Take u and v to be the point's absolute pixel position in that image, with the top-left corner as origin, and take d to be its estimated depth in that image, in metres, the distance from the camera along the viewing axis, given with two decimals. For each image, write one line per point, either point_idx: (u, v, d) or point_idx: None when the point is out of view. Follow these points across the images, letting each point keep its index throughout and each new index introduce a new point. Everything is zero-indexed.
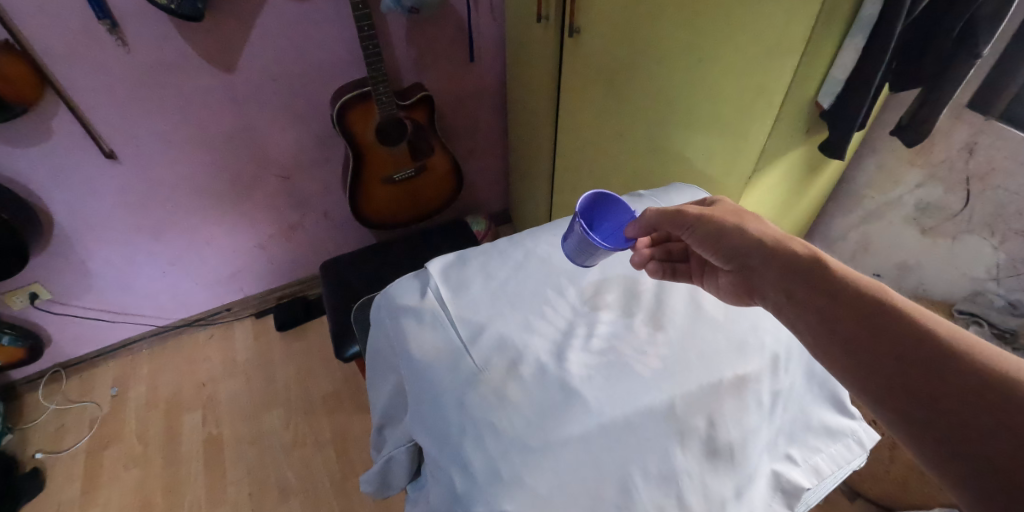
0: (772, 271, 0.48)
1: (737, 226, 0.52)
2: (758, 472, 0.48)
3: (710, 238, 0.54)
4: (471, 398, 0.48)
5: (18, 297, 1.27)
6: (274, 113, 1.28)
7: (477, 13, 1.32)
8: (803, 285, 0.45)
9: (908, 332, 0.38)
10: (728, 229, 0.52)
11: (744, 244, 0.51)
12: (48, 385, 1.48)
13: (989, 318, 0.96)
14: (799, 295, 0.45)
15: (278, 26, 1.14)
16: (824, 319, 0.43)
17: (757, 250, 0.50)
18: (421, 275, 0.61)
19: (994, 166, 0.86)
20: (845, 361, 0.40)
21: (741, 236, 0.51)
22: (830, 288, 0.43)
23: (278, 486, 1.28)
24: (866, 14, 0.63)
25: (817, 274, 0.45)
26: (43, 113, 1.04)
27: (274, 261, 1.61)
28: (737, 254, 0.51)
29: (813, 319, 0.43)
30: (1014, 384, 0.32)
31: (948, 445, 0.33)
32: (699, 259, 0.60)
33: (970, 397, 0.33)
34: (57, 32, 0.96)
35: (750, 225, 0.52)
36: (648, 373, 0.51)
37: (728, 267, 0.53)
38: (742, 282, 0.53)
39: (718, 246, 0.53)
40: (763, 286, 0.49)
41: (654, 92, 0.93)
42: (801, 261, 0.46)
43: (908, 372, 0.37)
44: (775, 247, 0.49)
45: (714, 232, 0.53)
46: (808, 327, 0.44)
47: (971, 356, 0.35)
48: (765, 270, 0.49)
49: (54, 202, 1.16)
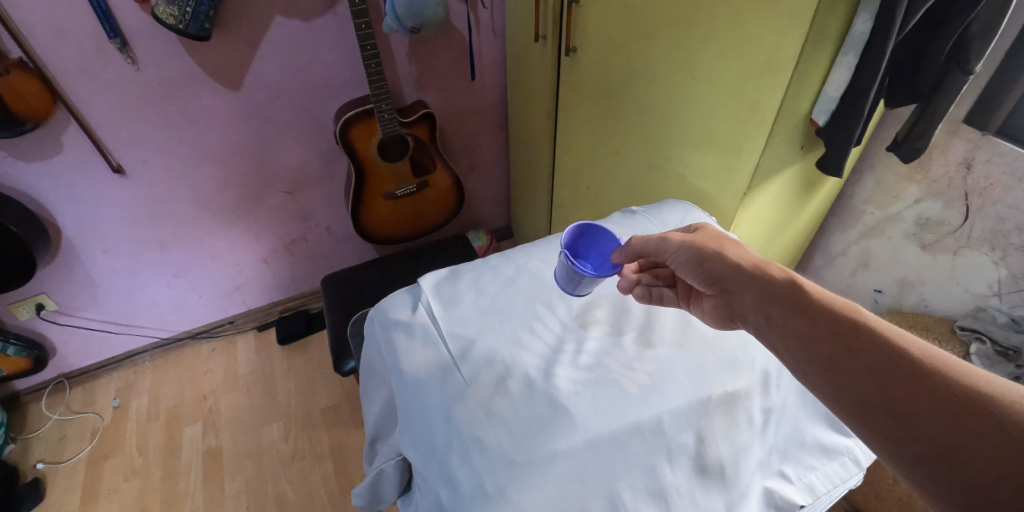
0: (750, 293, 0.48)
1: (717, 251, 0.52)
2: (750, 491, 0.48)
3: (693, 262, 0.54)
4: (459, 412, 0.48)
5: (24, 308, 1.29)
6: (279, 129, 1.30)
7: (478, 32, 1.35)
8: (784, 306, 0.45)
9: (882, 352, 0.38)
10: (708, 253, 0.53)
11: (724, 267, 0.51)
12: (52, 395, 1.49)
13: (991, 334, 0.91)
14: (776, 317, 0.45)
15: (284, 45, 1.17)
16: (802, 339, 0.43)
17: (738, 274, 0.50)
18: (413, 290, 0.62)
19: (993, 181, 0.85)
20: (823, 380, 0.40)
21: (722, 259, 0.51)
22: (809, 310, 0.43)
23: (276, 499, 1.28)
24: (857, 32, 0.64)
25: (795, 298, 0.45)
26: (53, 128, 1.06)
27: (278, 275, 1.63)
28: (717, 278, 0.51)
29: (794, 341, 0.43)
30: (996, 408, 0.33)
31: (933, 465, 0.33)
32: (686, 285, 0.59)
33: (951, 415, 0.33)
34: (69, 51, 0.99)
35: (730, 250, 0.52)
36: (636, 389, 0.51)
37: (711, 291, 0.53)
38: (724, 306, 0.52)
39: (699, 269, 0.53)
40: (744, 310, 0.49)
41: (650, 110, 0.94)
42: (781, 283, 0.47)
43: (887, 391, 0.37)
44: (754, 271, 0.49)
45: (696, 257, 0.54)
46: (788, 349, 0.44)
47: (947, 376, 0.35)
48: (743, 293, 0.49)
49: (62, 215, 1.19)
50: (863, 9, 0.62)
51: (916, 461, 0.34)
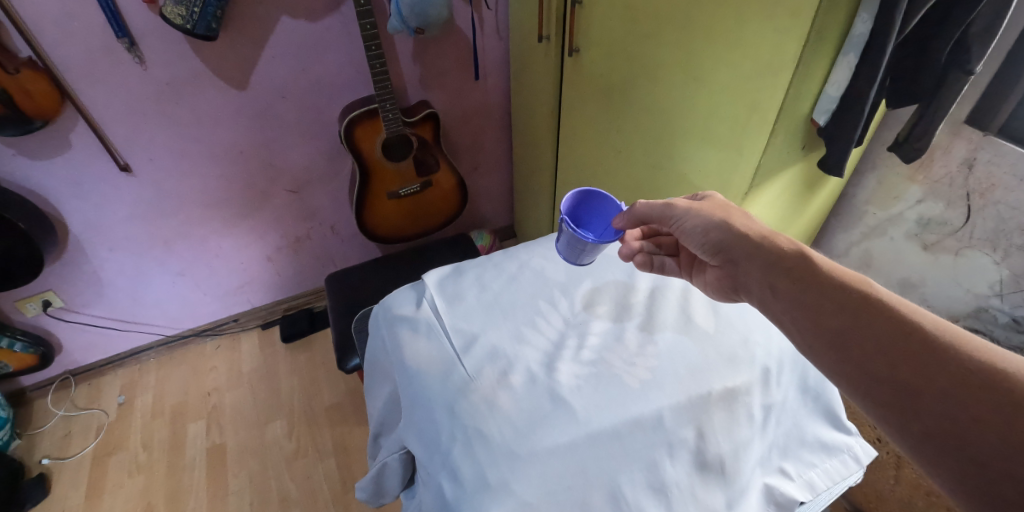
0: (756, 265, 0.50)
1: (725, 221, 0.54)
2: (749, 486, 0.48)
3: (700, 232, 0.55)
4: (462, 406, 0.49)
5: (32, 305, 1.30)
6: (285, 128, 1.31)
7: (483, 32, 1.36)
8: (792, 279, 0.46)
9: (893, 326, 0.39)
10: (716, 222, 0.54)
11: (731, 239, 0.53)
12: (57, 391, 1.50)
13: (992, 334, 0.92)
14: (781, 288, 0.47)
15: (290, 45, 1.18)
16: (807, 312, 0.44)
17: (744, 246, 0.51)
18: (416, 286, 0.63)
19: (994, 182, 0.85)
20: (828, 352, 0.41)
21: (734, 229, 0.53)
22: (815, 282, 0.45)
23: (278, 496, 1.29)
24: (857, 33, 0.64)
25: (802, 270, 0.46)
26: (61, 126, 1.08)
27: (282, 273, 1.64)
28: (722, 248, 0.53)
29: (798, 313, 0.45)
30: (1008, 381, 0.33)
31: (939, 439, 0.34)
32: (688, 254, 0.63)
33: (959, 388, 0.34)
34: (78, 50, 1.00)
35: (737, 220, 0.54)
36: (637, 384, 0.51)
37: (714, 262, 0.55)
38: (728, 277, 0.55)
39: (705, 238, 0.55)
40: (749, 282, 0.51)
41: (653, 110, 0.94)
42: (785, 257, 0.48)
43: (893, 363, 0.37)
44: (761, 242, 0.50)
45: (702, 225, 0.55)
46: (792, 321, 0.45)
47: (955, 350, 0.36)
48: (750, 265, 0.50)
49: (70, 213, 1.20)
50: (862, 10, 0.63)
51: (922, 436, 0.35)
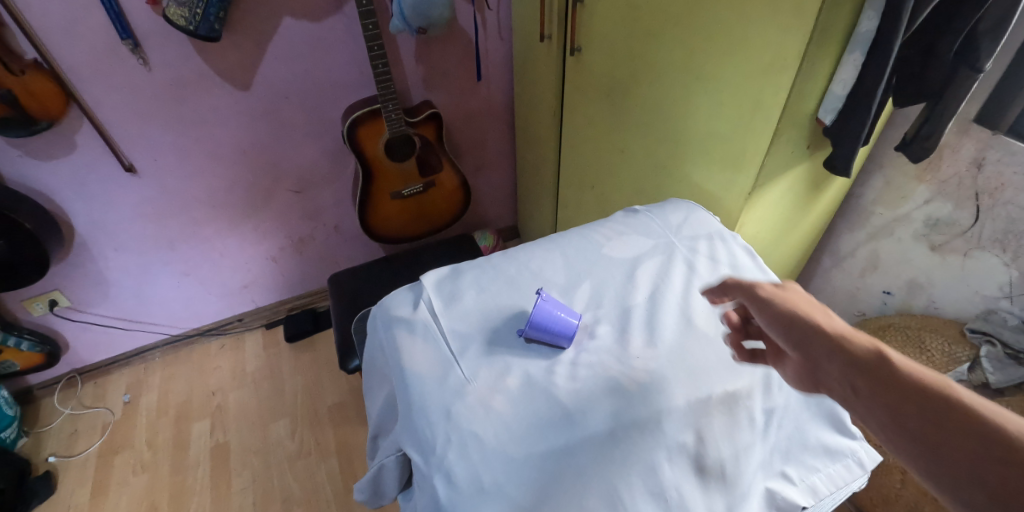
0: (834, 361, 0.39)
1: (807, 312, 0.44)
2: (752, 491, 0.47)
3: (780, 320, 0.45)
4: (458, 409, 0.48)
5: (38, 304, 1.31)
6: (288, 129, 1.31)
7: (485, 32, 1.36)
8: (874, 377, 0.36)
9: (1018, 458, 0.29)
10: (798, 313, 0.44)
11: (811, 328, 0.42)
12: (64, 390, 1.52)
13: (1002, 337, 0.89)
14: (862, 387, 0.37)
15: (292, 45, 1.18)
16: (893, 421, 0.34)
17: (824, 339, 0.41)
18: (414, 287, 0.63)
19: (1003, 181, 0.84)
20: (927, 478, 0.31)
21: (814, 324, 0.43)
22: (925, 395, 0.34)
23: (281, 495, 1.29)
24: (863, 30, 0.63)
25: (887, 369, 0.36)
26: (67, 127, 1.08)
27: (285, 274, 1.64)
28: (801, 339, 0.42)
29: (882, 420, 0.35)
30: None
31: None
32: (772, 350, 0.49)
33: None
34: (82, 51, 1.01)
35: (820, 315, 0.43)
36: (636, 387, 0.50)
37: (792, 353, 0.44)
38: (805, 377, 0.43)
39: (783, 327, 0.44)
40: (826, 382, 0.40)
41: (656, 110, 0.93)
42: (870, 358, 0.37)
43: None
44: (841, 337, 0.40)
45: (784, 315, 0.45)
46: (878, 431, 0.35)
47: None
48: (826, 362, 0.40)
49: (75, 212, 1.21)
50: (868, 6, 0.61)
51: None
